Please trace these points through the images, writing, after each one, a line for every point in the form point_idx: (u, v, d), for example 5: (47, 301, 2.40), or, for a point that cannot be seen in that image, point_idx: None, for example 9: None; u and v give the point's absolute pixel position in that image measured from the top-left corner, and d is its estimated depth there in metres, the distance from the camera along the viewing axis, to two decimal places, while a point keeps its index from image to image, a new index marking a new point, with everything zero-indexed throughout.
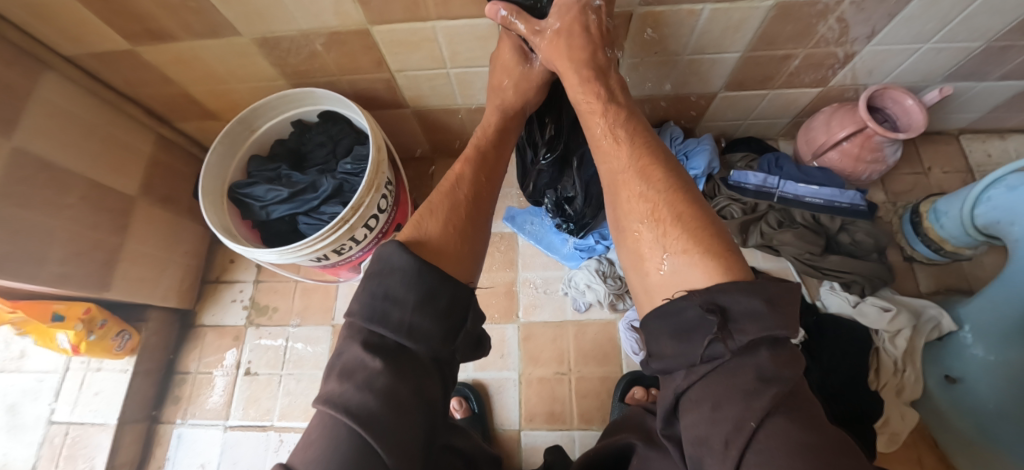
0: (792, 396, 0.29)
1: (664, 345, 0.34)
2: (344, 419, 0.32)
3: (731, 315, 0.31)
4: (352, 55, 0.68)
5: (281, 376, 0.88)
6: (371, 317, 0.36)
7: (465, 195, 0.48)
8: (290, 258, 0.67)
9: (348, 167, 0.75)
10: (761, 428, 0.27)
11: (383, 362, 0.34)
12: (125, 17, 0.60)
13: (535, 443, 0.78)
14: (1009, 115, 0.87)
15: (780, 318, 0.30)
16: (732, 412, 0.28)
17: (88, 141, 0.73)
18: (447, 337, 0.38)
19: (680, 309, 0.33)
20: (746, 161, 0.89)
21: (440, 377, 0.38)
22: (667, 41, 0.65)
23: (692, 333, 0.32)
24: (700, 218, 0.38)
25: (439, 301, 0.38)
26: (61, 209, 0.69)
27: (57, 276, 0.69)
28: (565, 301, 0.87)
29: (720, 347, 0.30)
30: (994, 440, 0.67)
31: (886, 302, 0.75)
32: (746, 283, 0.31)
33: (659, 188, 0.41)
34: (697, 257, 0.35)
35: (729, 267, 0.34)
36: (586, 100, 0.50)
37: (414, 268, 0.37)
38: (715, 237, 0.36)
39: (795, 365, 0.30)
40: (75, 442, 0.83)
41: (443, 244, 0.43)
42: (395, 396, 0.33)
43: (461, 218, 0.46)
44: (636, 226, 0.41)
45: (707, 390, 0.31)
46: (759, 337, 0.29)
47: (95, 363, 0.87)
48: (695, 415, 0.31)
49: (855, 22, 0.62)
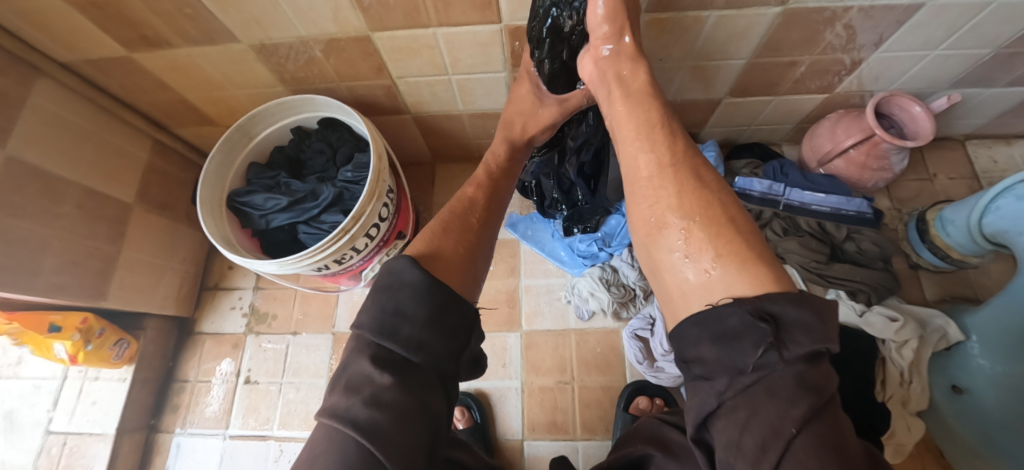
0: (828, 408, 0.28)
1: (704, 350, 0.33)
2: (351, 432, 0.32)
3: (781, 324, 0.30)
4: (351, 62, 0.67)
5: (281, 385, 0.88)
6: (380, 331, 0.36)
7: (474, 217, 0.50)
8: (291, 269, 0.66)
9: (349, 175, 0.74)
10: (799, 435, 0.27)
11: (392, 377, 0.34)
12: (119, 24, 0.59)
13: (537, 453, 0.77)
14: (1015, 121, 0.86)
15: (826, 331, 0.30)
16: (770, 418, 0.28)
17: (84, 148, 0.72)
18: (452, 355, 0.39)
19: (722, 315, 0.32)
20: (751, 168, 0.88)
21: (447, 394, 0.38)
22: (672, 48, 0.64)
23: (734, 338, 0.31)
24: (750, 226, 0.37)
25: (447, 319, 0.38)
26: (56, 217, 0.68)
27: (52, 286, 0.68)
28: (567, 309, 0.86)
29: (773, 356, 0.29)
30: (1000, 452, 0.67)
31: (893, 312, 0.74)
32: (795, 295, 0.31)
33: (711, 190, 0.40)
34: (751, 265, 0.34)
35: (780, 277, 0.33)
36: (636, 83, 0.48)
37: (424, 285, 0.38)
38: (763, 246, 0.36)
39: (831, 381, 0.30)
40: (73, 452, 0.82)
41: (454, 263, 0.44)
42: (401, 410, 0.33)
43: (470, 238, 0.48)
44: (681, 223, 0.38)
45: (747, 397, 0.29)
46: (811, 348, 0.29)
47: (93, 371, 0.86)
48: (732, 420, 0.30)
49: (862, 29, 0.61)
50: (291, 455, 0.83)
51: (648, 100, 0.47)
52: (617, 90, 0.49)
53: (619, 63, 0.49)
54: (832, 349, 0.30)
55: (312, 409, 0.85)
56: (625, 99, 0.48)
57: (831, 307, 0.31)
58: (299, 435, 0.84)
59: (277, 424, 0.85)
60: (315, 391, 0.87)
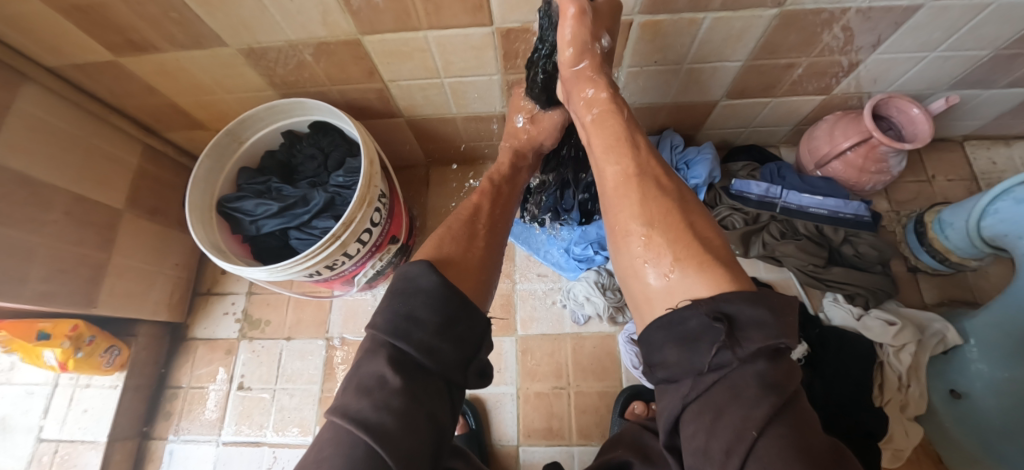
0: (791, 407, 0.28)
1: (668, 353, 0.33)
2: (358, 433, 0.31)
3: (737, 323, 0.30)
4: (341, 66, 0.66)
5: (274, 391, 0.87)
6: (393, 333, 0.36)
7: (482, 224, 0.51)
8: (281, 275, 0.65)
9: (340, 179, 0.73)
10: (762, 436, 0.26)
11: (403, 381, 0.33)
12: (104, 29, 0.58)
13: (533, 460, 0.76)
14: (1015, 122, 0.85)
15: (782, 326, 0.30)
16: (733, 421, 0.27)
17: (72, 154, 0.71)
18: (462, 364, 0.38)
19: (683, 318, 0.32)
20: (748, 170, 0.86)
21: (451, 405, 0.37)
22: (667, 51, 0.63)
23: (697, 340, 0.31)
24: (710, 231, 0.39)
25: (460, 326, 0.38)
26: (43, 224, 0.67)
27: (41, 294, 0.67)
28: (563, 313, 0.85)
29: (728, 355, 0.29)
30: (1001, 458, 0.66)
31: (891, 315, 0.73)
32: (750, 293, 0.31)
33: (670, 196, 0.41)
34: (709, 268, 0.35)
35: (736, 278, 0.34)
36: (600, 101, 0.51)
37: (439, 290, 0.38)
38: (720, 249, 0.37)
39: (793, 376, 0.29)
40: (65, 460, 0.81)
41: (465, 267, 0.44)
42: (409, 415, 0.32)
43: (480, 244, 0.48)
44: (642, 229, 0.40)
45: (709, 399, 0.29)
46: (763, 345, 0.29)
47: (85, 379, 0.85)
48: (696, 424, 0.30)
49: (861, 31, 0.60)
50: (285, 462, 0.82)
51: (610, 113, 0.50)
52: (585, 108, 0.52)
53: (582, 78, 0.52)
54: (794, 346, 0.30)
55: (306, 415, 0.85)
56: (591, 113, 0.52)
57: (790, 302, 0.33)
58: (294, 441, 0.83)
59: (271, 430, 0.84)
60: (309, 397, 0.86)
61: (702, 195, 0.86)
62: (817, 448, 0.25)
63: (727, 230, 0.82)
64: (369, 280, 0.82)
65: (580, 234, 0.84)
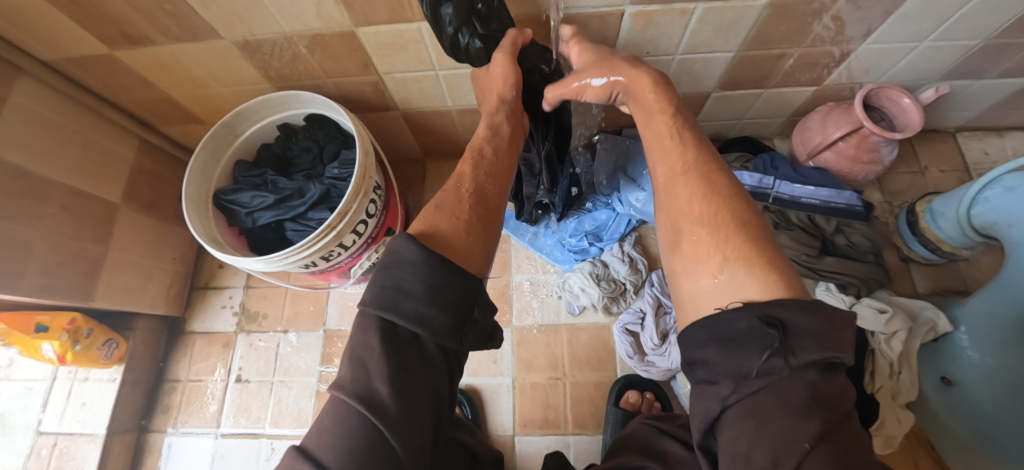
0: (841, 423, 0.27)
1: (710, 353, 0.31)
2: (354, 404, 0.31)
3: (791, 330, 0.29)
4: (336, 58, 0.66)
5: (272, 384, 0.87)
6: (382, 305, 0.35)
7: (468, 190, 0.47)
8: (278, 266, 0.66)
9: (336, 171, 0.73)
10: (813, 451, 0.25)
11: (394, 354, 0.33)
12: (99, 21, 0.58)
13: (529, 450, 0.77)
14: (1007, 113, 0.85)
15: (839, 340, 0.29)
16: (782, 430, 0.26)
17: (69, 148, 0.71)
18: (454, 330, 0.36)
19: (730, 320, 0.31)
20: (741, 162, 0.87)
21: (449, 370, 0.37)
22: (659, 41, 0.64)
23: (745, 344, 0.29)
24: (763, 231, 0.36)
25: (449, 293, 0.36)
26: (40, 218, 0.67)
27: (39, 287, 0.68)
28: (559, 305, 0.86)
29: (779, 362, 0.28)
30: (994, 446, 0.66)
31: (882, 303, 0.74)
32: (807, 303, 0.29)
33: (725, 194, 0.38)
34: (760, 268, 0.33)
35: (790, 284, 0.32)
36: (655, 99, 0.46)
37: (424, 260, 0.36)
38: (775, 251, 0.35)
39: (846, 395, 0.29)
40: (63, 453, 0.82)
41: (452, 239, 0.41)
42: (404, 384, 0.33)
43: (467, 212, 0.44)
44: (693, 228, 0.38)
45: (755, 403, 0.28)
46: (819, 357, 0.27)
47: (82, 373, 0.85)
48: (737, 429, 0.28)
49: (850, 21, 0.60)
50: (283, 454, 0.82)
51: (661, 112, 0.45)
52: (636, 107, 0.48)
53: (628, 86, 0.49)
54: (850, 362, 0.29)
55: (304, 408, 0.85)
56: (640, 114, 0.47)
57: (845, 318, 0.30)
58: (290, 433, 0.83)
59: (268, 423, 0.85)
60: (306, 390, 0.86)
61: None
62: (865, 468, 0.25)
63: None
64: (364, 272, 0.82)
65: (575, 224, 0.85)
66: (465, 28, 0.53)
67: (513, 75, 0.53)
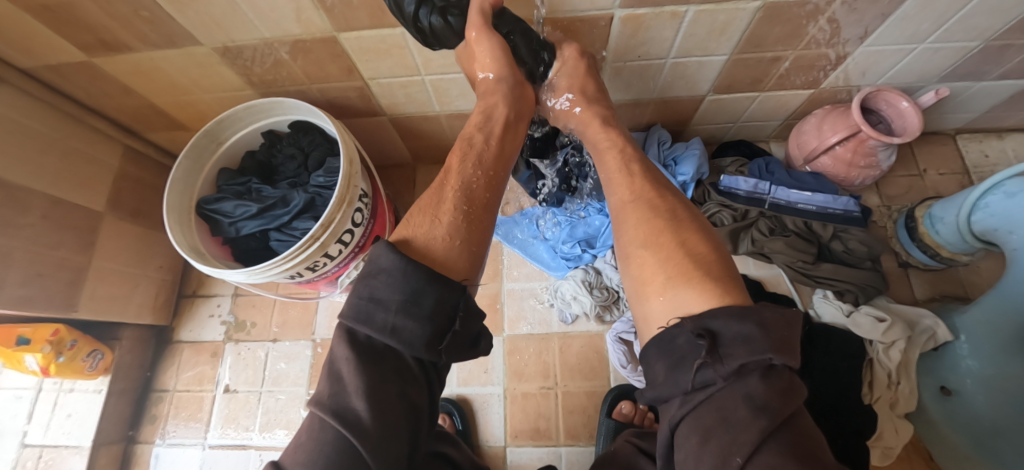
0: (787, 427, 0.27)
1: (657, 370, 0.33)
2: (331, 420, 0.31)
3: (721, 339, 0.30)
4: (318, 63, 0.65)
5: (261, 393, 0.86)
6: (357, 318, 0.34)
7: (452, 189, 0.45)
8: (261, 278, 0.64)
9: (321, 180, 0.72)
10: (747, 465, 0.26)
11: (368, 367, 0.32)
12: (75, 29, 0.57)
13: (520, 460, 0.76)
14: (1009, 114, 0.84)
15: (772, 342, 0.29)
16: (719, 446, 0.27)
17: (49, 156, 0.70)
18: (433, 339, 0.35)
19: (672, 336, 0.33)
20: (737, 166, 0.85)
21: (428, 379, 0.36)
22: (649, 45, 0.62)
23: (684, 360, 0.31)
24: (704, 247, 0.38)
25: (426, 302, 0.34)
26: (21, 228, 0.66)
27: (18, 299, 0.67)
28: (551, 313, 0.84)
29: (710, 373, 0.29)
30: (994, 457, 0.64)
31: (881, 312, 0.73)
32: (737, 309, 0.31)
33: (667, 217, 0.41)
34: (698, 282, 0.35)
35: (729, 291, 0.34)
36: (605, 138, 0.52)
37: (400, 268, 0.35)
38: (715, 263, 0.37)
39: (793, 395, 0.28)
40: (49, 465, 0.81)
41: (432, 245, 0.40)
42: (381, 399, 0.31)
43: (448, 212, 0.42)
44: (639, 251, 0.40)
45: (697, 418, 0.29)
46: (749, 361, 0.28)
47: (68, 383, 0.84)
48: (688, 448, 0.29)
49: (847, 23, 0.58)
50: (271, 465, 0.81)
51: (610, 148, 0.51)
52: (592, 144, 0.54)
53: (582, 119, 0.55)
54: (788, 364, 0.29)
55: (292, 418, 0.84)
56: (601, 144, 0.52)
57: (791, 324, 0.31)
58: (279, 443, 0.82)
59: (257, 432, 0.84)
60: (295, 400, 0.85)
61: (690, 192, 0.86)
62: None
63: (715, 227, 0.81)
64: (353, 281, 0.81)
65: (568, 231, 0.84)
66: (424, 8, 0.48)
67: (500, 49, 0.50)
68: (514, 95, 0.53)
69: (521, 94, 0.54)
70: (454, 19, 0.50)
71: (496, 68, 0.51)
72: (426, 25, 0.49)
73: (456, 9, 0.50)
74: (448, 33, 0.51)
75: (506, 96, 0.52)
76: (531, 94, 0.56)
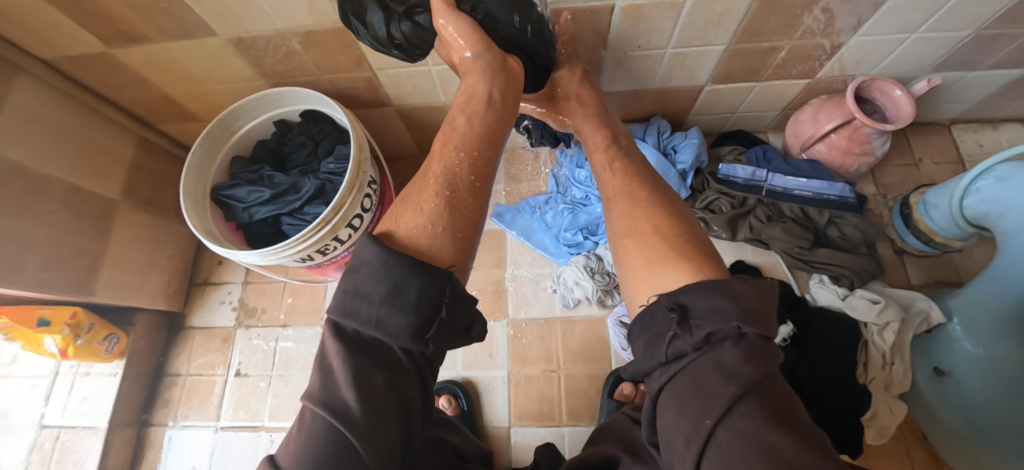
0: (762, 388, 0.27)
1: (637, 346, 0.34)
2: (319, 412, 0.28)
3: (691, 312, 0.30)
4: (329, 54, 0.67)
5: (271, 378, 0.88)
6: (341, 313, 0.31)
7: (435, 175, 0.39)
8: (274, 259, 0.67)
9: (331, 166, 0.74)
10: (717, 427, 0.26)
11: (355, 366, 0.29)
12: (97, 20, 0.59)
13: (524, 441, 0.78)
14: (1002, 104, 0.85)
15: (742, 311, 0.29)
16: (692, 412, 0.28)
17: (68, 145, 0.72)
18: (422, 332, 0.31)
19: (650, 313, 0.33)
20: (735, 154, 0.88)
21: (420, 372, 0.33)
22: (650, 35, 0.64)
23: (658, 335, 0.32)
24: (678, 230, 0.38)
25: (410, 292, 0.31)
26: (39, 214, 0.68)
27: (39, 283, 0.69)
28: (553, 298, 0.86)
29: (681, 344, 0.30)
30: (984, 435, 0.66)
31: (876, 294, 0.75)
32: (707, 284, 0.31)
33: (644, 206, 0.41)
34: (673, 263, 0.35)
35: (700, 267, 0.34)
36: (594, 139, 0.52)
37: (383, 256, 0.32)
38: (690, 243, 0.37)
39: (766, 361, 0.28)
40: (66, 446, 0.83)
41: (413, 235, 0.35)
42: (371, 390, 0.29)
43: (430, 199, 0.37)
44: (620, 240, 0.41)
45: (673, 388, 0.30)
46: (716, 330, 0.29)
47: (84, 367, 0.87)
48: (666, 416, 0.30)
49: (840, 13, 0.60)
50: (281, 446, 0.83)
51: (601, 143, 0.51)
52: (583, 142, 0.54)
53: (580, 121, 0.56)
54: (759, 332, 0.29)
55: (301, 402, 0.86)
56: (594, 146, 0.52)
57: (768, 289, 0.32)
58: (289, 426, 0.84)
59: (267, 416, 0.86)
60: (303, 384, 0.87)
61: (690, 180, 0.88)
62: (779, 440, 0.24)
63: (714, 214, 0.83)
64: None
65: (570, 219, 0.86)
66: (395, 23, 0.50)
67: (469, 26, 0.46)
68: (494, 70, 0.45)
69: (505, 68, 0.46)
70: (421, 17, 0.50)
71: (473, 44, 0.46)
72: (399, 39, 0.52)
73: (421, 6, 0.50)
74: (423, 33, 0.51)
75: (485, 71, 0.45)
76: (517, 66, 0.48)
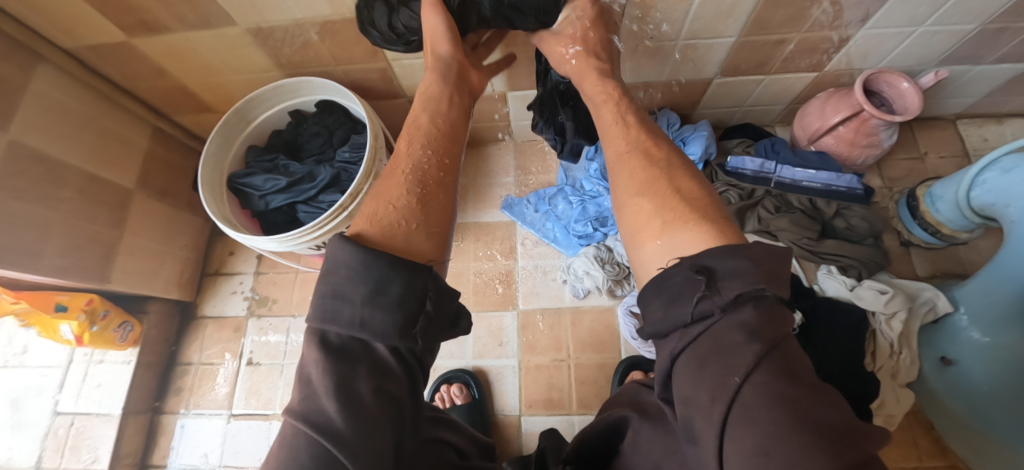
0: (777, 346, 0.28)
1: (654, 308, 0.34)
2: (304, 426, 0.27)
3: (717, 274, 0.31)
4: (345, 45, 0.68)
5: (283, 366, 0.89)
6: (322, 318, 0.30)
7: (403, 172, 0.41)
8: (290, 246, 0.68)
9: (347, 155, 0.76)
10: (745, 383, 0.27)
11: (336, 373, 0.28)
12: (118, 9, 0.60)
13: (534, 429, 0.79)
14: (1006, 99, 0.87)
15: (762, 274, 0.30)
16: (716, 369, 0.28)
17: (85, 134, 0.73)
18: (406, 330, 0.30)
19: (669, 276, 0.33)
20: (743, 147, 0.90)
21: (410, 374, 0.32)
22: (661, 27, 0.65)
23: (680, 296, 0.32)
24: (697, 191, 0.39)
25: (393, 289, 0.30)
26: (58, 201, 0.69)
27: (57, 269, 0.70)
28: (563, 289, 0.87)
29: (709, 304, 0.30)
30: (991, 424, 0.67)
31: (884, 285, 0.76)
32: (730, 247, 0.32)
33: (658, 167, 0.42)
34: (694, 224, 0.36)
35: (724, 231, 0.35)
36: (600, 93, 0.50)
37: (361, 257, 0.31)
38: (710, 208, 0.38)
39: (781, 322, 0.29)
40: (79, 432, 0.84)
41: (387, 231, 0.35)
42: (355, 397, 0.27)
43: (401, 196, 0.38)
44: (633, 199, 0.41)
45: (697, 348, 0.30)
46: (743, 291, 0.29)
47: (98, 355, 0.88)
48: (685, 375, 0.30)
49: (848, 5, 0.61)
50: None
51: (606, 101, 0.50)
52: (585, 97, 0.52)
53: (578, 70, 0.52)
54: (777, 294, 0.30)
55: None
56: (603, 97, 0.50)
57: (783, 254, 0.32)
58: None
59: (279, 404, 0.87)
60: None
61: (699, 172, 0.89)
62: (793, 390, 0.26)
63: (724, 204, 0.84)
64: None
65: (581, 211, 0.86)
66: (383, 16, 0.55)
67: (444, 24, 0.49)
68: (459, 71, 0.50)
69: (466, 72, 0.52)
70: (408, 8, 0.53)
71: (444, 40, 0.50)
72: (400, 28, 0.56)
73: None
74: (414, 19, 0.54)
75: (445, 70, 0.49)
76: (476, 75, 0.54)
